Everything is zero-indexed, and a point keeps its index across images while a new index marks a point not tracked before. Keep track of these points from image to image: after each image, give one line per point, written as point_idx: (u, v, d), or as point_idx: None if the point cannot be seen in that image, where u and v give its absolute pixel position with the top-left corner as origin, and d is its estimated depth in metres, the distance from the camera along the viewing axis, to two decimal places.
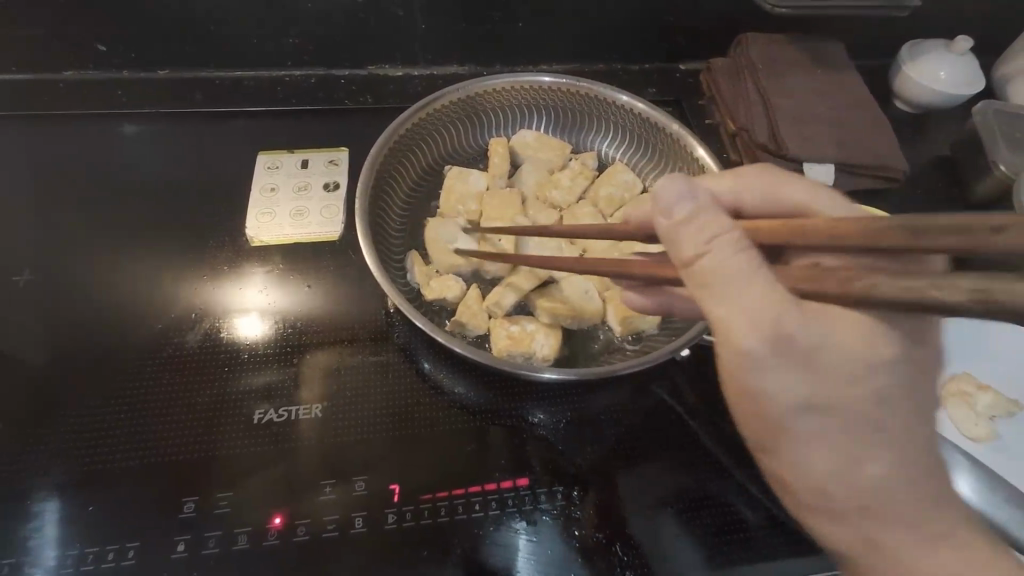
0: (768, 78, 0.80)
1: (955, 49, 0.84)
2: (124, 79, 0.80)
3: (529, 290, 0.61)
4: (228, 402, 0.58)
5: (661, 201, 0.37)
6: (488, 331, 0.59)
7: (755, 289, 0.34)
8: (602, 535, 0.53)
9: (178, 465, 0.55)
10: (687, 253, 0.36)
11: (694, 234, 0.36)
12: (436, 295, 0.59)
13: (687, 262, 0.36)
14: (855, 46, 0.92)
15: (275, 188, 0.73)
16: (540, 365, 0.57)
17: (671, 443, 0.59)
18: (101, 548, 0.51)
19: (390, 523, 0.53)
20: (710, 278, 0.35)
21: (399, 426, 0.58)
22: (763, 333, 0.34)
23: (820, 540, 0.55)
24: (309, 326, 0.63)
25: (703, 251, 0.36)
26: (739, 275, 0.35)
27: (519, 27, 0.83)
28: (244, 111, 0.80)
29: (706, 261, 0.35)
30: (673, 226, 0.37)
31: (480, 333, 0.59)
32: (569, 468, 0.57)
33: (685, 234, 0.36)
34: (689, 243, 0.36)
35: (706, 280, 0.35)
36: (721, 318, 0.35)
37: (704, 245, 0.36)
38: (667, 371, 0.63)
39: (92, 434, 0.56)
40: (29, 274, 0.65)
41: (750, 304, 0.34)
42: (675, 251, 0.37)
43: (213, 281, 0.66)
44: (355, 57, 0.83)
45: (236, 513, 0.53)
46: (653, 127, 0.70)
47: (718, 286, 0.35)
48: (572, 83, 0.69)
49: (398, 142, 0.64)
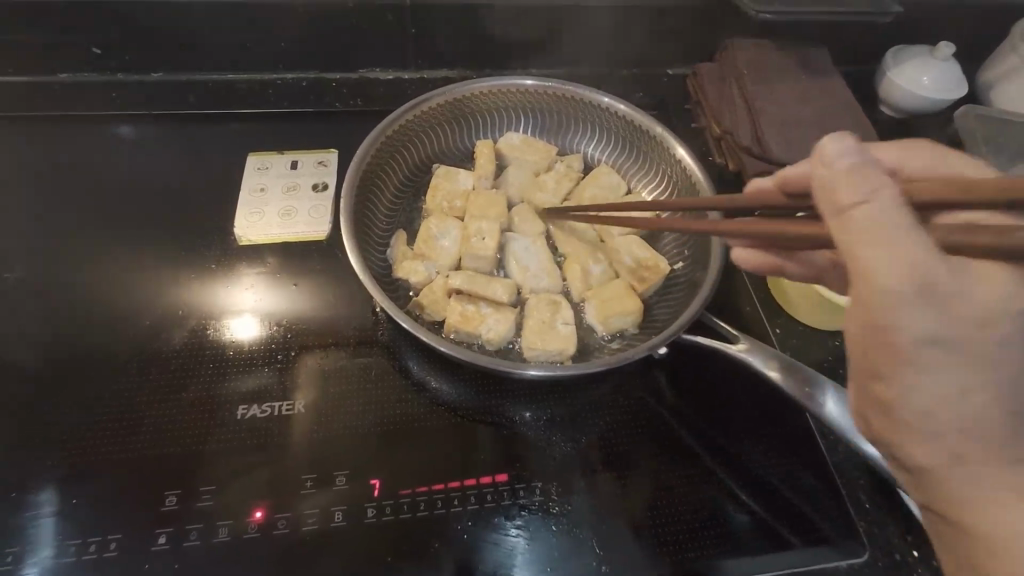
0: (754, 84, 0.81)
1: (938, 55, 0.85)
2: (118, 82, 0.82)
3: (491, 286, 0.60)
4: (213, 398, 0.59)
5: (823, 156, 0.36)
6: (444, 317, 0.59)
7: (908, 238, 0.33)
8: (581, 531, 0.54)
9: (164, 457, 0.56)
10: (846, 200, 0.35)
11: (857, 184, 0.35)
12: (404, 276, 0.60)
13: (847, 210, 0.35)
14: (841, 53, 0.94)
15: (264, 189, 0.74)
16: (484, 348, 0.57)
17: (650, 440, 0.60)
18: (83, 540, 0.51)
19: (369, 517, 0.53)
20: (864, 231, 0.34)
21: (381, 422, 0.59)
22: (909, 276, 0.33)
23: (795, 536, 0.55)
24: (294, 324, 0.64)
25: (863, 202, 0.34)
26: (888, 228, 0.33)
27: (509, 32, 0.84)
28: (236, 114, 0.81)
29: (866, 211, 0.34)
30: (839, 176, 0.35)
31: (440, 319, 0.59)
32: (550, 465, 0.57)
33: (844, 185, 0.35)
34: (848, 190, 0.35)
35: (859, 229, 0.34)
36: (867, 266, 0.34)
37: (867, 196, 0.34)
38: (646, 371, 0.64)
39: (79, 429, 0.57)
40: (18, 271, 0.66)
41: (899, 246, 0.33)
42: (830, 196, 0.35)
43: (202, 281, 0.67)
44: (347, 62, 0.84)
45: (218, 505, 0.53)
46: (636, 128, 0.70)
47: (865, 233, 0.34)
48: (556, 86, 0.70)
49: (384, 144, 0.65)
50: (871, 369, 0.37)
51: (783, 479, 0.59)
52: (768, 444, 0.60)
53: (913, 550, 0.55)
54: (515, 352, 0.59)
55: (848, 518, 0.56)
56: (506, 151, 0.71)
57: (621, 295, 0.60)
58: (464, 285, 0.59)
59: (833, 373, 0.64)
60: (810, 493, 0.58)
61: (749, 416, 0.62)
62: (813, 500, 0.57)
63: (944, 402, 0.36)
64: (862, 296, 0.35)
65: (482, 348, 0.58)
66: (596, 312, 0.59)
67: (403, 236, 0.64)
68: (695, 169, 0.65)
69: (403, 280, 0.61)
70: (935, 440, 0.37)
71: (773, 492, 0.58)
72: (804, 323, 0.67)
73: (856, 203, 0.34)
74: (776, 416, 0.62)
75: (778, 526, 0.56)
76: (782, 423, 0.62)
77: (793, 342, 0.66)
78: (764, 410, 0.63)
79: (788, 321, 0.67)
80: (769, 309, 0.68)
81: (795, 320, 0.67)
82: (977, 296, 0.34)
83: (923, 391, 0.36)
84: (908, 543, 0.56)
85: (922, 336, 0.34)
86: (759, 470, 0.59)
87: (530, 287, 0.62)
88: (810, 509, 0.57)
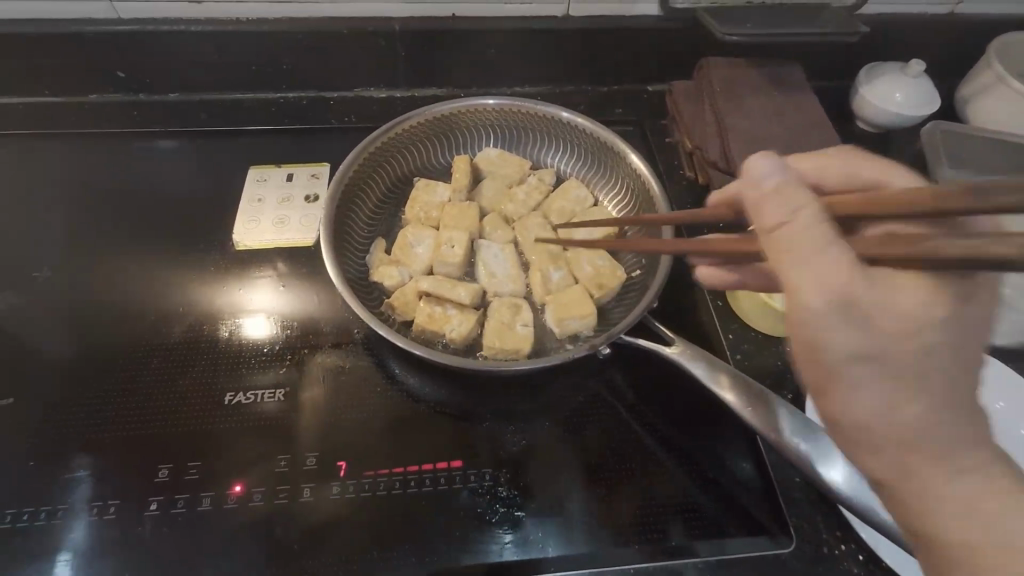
0: (725, 101, 0.85)
1: (909, 71, 0.88)
2: (140, 101, 0.90)
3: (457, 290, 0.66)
4: (204, 385, 0.66)
5: (750, 176, 0.37)
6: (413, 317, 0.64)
7: (829, 254, 0.34)
8: (525, 514, 0.59)
9: (158, 436, 0.63)
10: (771, 221, 0.36)
11: (785, 204, 0.36)
12: (379, 280, 0.67)
13: (772, 230, 0.36)
14: (818, 70, 0.97)
15: (261, 199, 0.81)
16: (447, 346, 0.62)
17: (597, 433, 0.65)
18: (86, 504, 0.59)
19: (335, 494, 0.60)
20: (788, 248, 0.35)
21: (352, 410, 0.65)
22: (835, 288, 0.34)
23: (726, 523, 0.60)
24: (280, 322, 0.71)
25: (787, 220, 0.36)
26: (815, 243, 0.35)
27: (493, 53, 0.90)
28: (242, 130, 0.89)
29: (786, 231, 0.35)
30: (761, 197, 0.36)
31: (410, 319, 0.65)
32: (502, 454, 0.63)
33: (770, 205, 0.36)
34: (773, 211, 0.36)
35: (785, 247, 0.35)
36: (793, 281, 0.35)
37: (789, 216, 0.36)
38: (601, 371, 0.69)
39: (87, 408, 0.65)
40: (44, 270, 0.75)
41: (813, 260, 0.35)
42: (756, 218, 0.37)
43: (203, 281, 0.74)
44: (344, 82, 0.92)
45: (203, 478, 0.60)
46: (602, 144, 0.75)
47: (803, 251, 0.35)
48: (528, 105, 0.75)
49: (367, 159, 0.71)
50: (811, 382, 0.38)
51: (722, 471, 0.63)
52: (710, 439, 0.65)
53: (841, 545, 0.58)
54: (477, 350, 0.64)
55: (779, 510, 0.60)
56: (481, 165, 0.77)
57: (576, 299, 0.64)
58: (431, 288, 0.65)
59: (781, 377, 0.67)
60: (745, 484, 0.62)
61: (694, 414, 0.66)
62: (748, 490, 0.62)
63: (882, 408, 0.35)
64: (794, 314, 0.36)
65: (447, 346, 0.63)
66: (552, 316, 0.64)
67: (381, 243, 0.70)
68: (653, 183, 0.70)
69: (378, 283, 0.67)
70: (869, 449, 0.36)
71: (711, 482, 0.62)
72: (756, 329, 0.70)
73: (778, 226, 0.36)
74: (720, 415, 0.66)
75: (711, 515, 0.60)
76: (726, 420, 0.66)
77: (745, 348, 0.69)
78: (709, 409, 0.67)
79: (742, 328, 0.71)
80: (724, 316, 0.71)
81: (749, 326, 0.71)
82: (900, 305, 0.34)
83: (861, 400, 0.35)
84: (838, 538, 0.59)
85: (854, 344, 0.35)
86: (699, 462, 0.63)
87: (494, 292, 0.68)
88: (745, 498, 0.61)
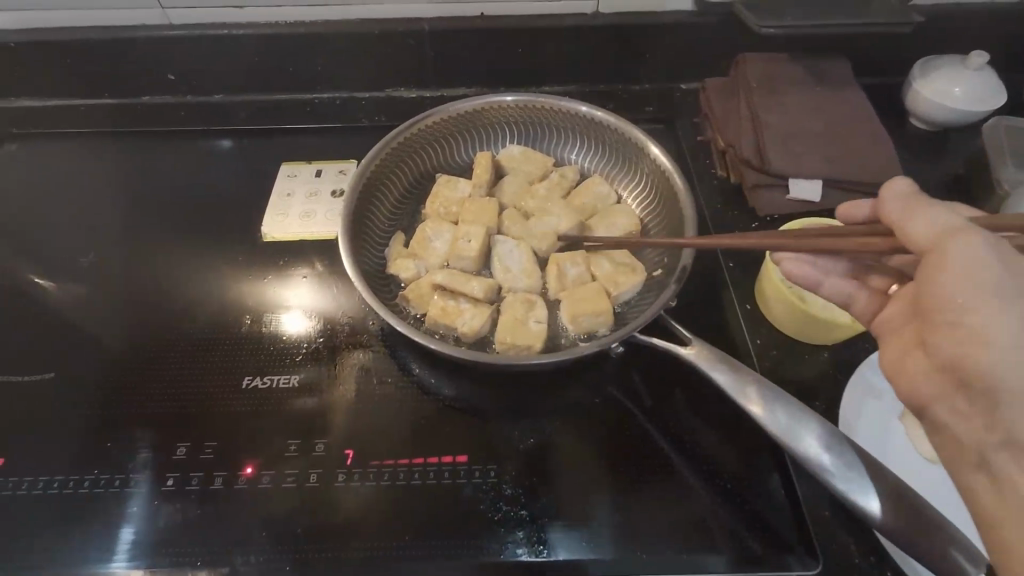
0: (761, 97, 0.81)
1: (970, 64, 0.81)
2: (187, 102, 0.96)
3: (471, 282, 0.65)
4: (225, 369, 0.69)
5: None
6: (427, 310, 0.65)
7: None
8: (528, 514, 0.58)
9: (179, 414, 0.65)
10: None
11: None
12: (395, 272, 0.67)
13: None
14: (867, 65, 0.91)
15: (290, 193, 0.84)
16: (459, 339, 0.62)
17: (608, 435, 0.62)
18: (111, 476, 0.62)
19: (340, 481, 0.60)
20: None
21: (362, 399, 0.66)
22: None
23: (742, 536, 0.56)
24: (301, 311, 0.73)
25: None
26: None
27: (521, 52, 0.90)
28: (278, 129, 0.93)
29: None
30: None
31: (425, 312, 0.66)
32: (508, 450, 0.62)
33: None
34: None
35: None
36: None
37: None
38: (616, 372, 0.67)
39: (119, 385, 0.68)
40: (92, 256, 0.80)
41: None
42: None
43: (232, 270, 0.77)
44: (376, 82, 0.94)
45: (218, 458, 0.63)
46: (625, 140, 0.73)
47: None
48: (551, 101, 0.74)
49: (390, 154, 0.72)
50: None
51: (740, 481, 0.59)
52: (729, 447, 0.61)
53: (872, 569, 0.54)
54: (490, 345, 0.64)
55: (804, 526, 0.56)
56: (503, 161, 0.77)
57: (592, 296, 0.63)
58: (445, 281, 0.65)
59: (812, 386, 0.63)
60: (767, 496, 0.58)
61: (714, 420, 0.63)
62: (769, 503, 0.58)
63: None
64: None
65: (459, 339, 0.63)
66: (568, 311, 0.63)
67: (400, 237, 0.71)
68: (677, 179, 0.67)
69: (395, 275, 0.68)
70: None
71: (728, 493, 0.59)
72: (786, 333, 0.66)
73: None
74: (742, 422, 0.63)
75: (727, 526, 0.57)
76: (748, 428, 0.62)
77: (773, 354, 0.65)
78: (730, 415, 0.63)
79: (771, 333, 0.67)
80: (751, 320, 0.68)
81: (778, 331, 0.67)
82: None
83: None
84: (868, 562, 0.54)
85: None
86: (716, 471, 0.60)
87: (511, 286, 0.67)
88: (764, 511, 0.58)
